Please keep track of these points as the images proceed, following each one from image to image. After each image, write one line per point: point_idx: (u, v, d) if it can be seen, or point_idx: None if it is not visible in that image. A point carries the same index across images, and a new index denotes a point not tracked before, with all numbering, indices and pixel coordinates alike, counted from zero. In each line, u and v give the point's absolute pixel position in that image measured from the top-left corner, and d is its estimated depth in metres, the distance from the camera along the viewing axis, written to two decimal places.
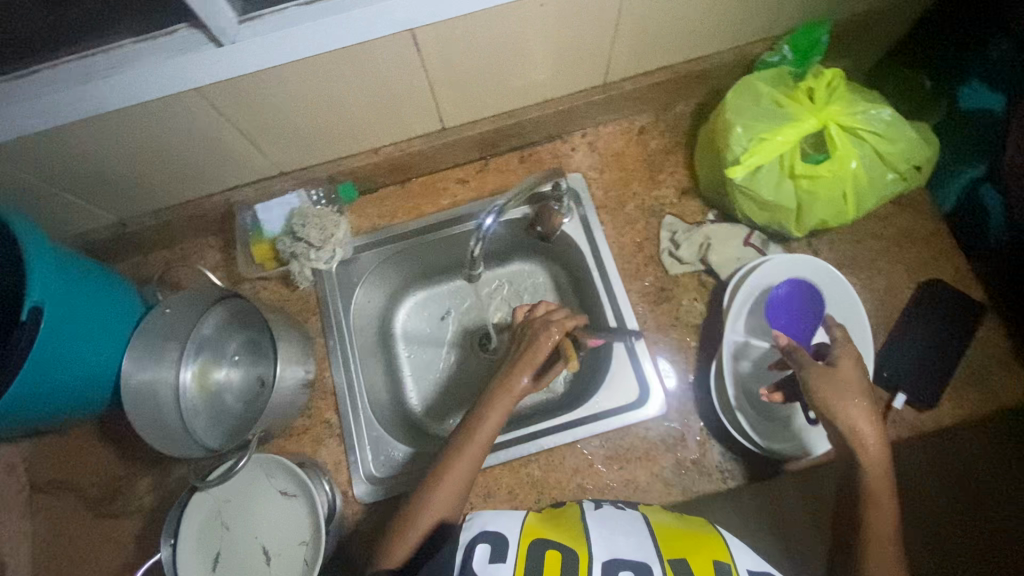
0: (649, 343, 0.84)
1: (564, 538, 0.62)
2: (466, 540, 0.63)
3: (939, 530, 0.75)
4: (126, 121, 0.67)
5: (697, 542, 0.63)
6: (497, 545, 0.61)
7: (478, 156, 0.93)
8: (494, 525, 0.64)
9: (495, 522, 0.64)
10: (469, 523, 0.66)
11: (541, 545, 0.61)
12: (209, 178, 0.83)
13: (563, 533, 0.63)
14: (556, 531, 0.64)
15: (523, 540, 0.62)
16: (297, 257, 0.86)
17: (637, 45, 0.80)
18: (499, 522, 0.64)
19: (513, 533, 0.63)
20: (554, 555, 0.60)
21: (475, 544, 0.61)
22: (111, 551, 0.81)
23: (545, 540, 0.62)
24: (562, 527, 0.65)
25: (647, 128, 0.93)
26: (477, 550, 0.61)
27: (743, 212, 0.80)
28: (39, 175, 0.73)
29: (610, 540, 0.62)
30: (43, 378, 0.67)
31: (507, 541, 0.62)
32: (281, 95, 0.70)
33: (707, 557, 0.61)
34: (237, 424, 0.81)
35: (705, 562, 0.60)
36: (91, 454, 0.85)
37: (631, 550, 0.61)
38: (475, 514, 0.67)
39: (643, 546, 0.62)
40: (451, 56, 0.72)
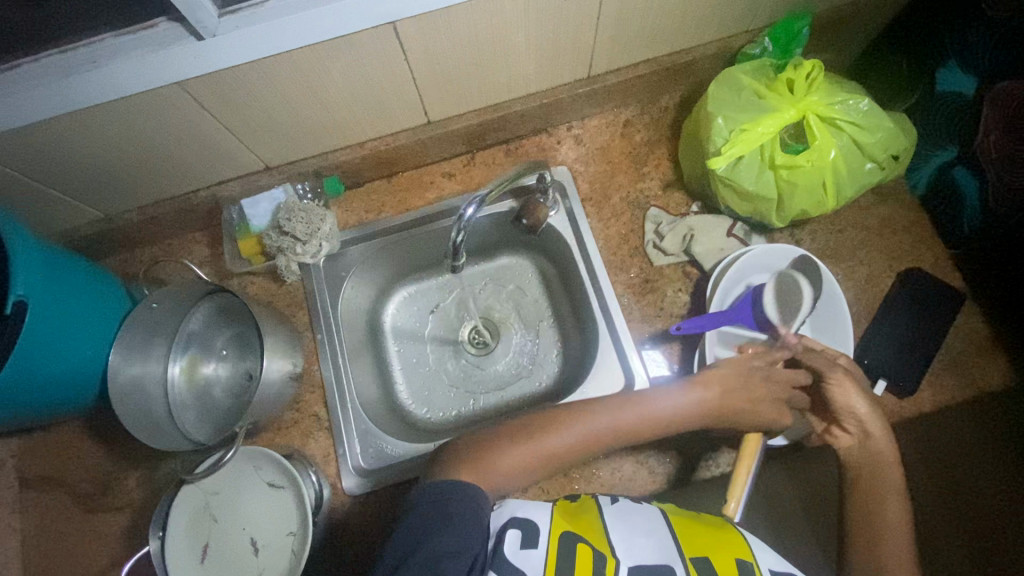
0: (634, 335, 0.85)
1: (592, 535, 0.62)
2: (495, 528, 0.62)
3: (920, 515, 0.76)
4: (109, 115, 0.68)
5: (717, 537, 0.64)
6: (528, 531, 0.61)
7: (463, 149, 0.94)
8: (525, 513, 0.63)
9: (526, 510, 0.63)
10: (499, 513, 0.65)
11: (570, 539, 0.60)
12: (196, 173, 0.83)
13: (587, 527, 0.63)
14: (583, 525, 0.63)
15: (553, 528, 0.61)
16: (283, 251, 0.86)
17: (620, 37, 0.80)
18: (529, 509, 0.64)
19: (543, 521, 0.62)
20: (584, 548, 0.59)
21: (505, 530, 0.61)
22: (102, 545, 0.81)
23: (575, 532, 0.61)
24: (584, 521, 0.64)
25: (632, 121, 0.94)
26: (507, 538, 0.60)
27: (726, 202, 0.81)
28: (24, 171, 0.73)
29: (633, 539, 0.62)
30: (29, 373, 0.67)
31: (538, 528, 0.61)
32: (264, 88, 0.70)
33: (729, 555, 0.61)
34: (226, 418, 0.81)
35: (728, 561, 0.60)
36: (80, 449, 0.85)
37: (652, 553, 0.61)
38: (503, 503, 0.67)
39: (665, 547, 0.62)
40: (435, 49, 0.73)
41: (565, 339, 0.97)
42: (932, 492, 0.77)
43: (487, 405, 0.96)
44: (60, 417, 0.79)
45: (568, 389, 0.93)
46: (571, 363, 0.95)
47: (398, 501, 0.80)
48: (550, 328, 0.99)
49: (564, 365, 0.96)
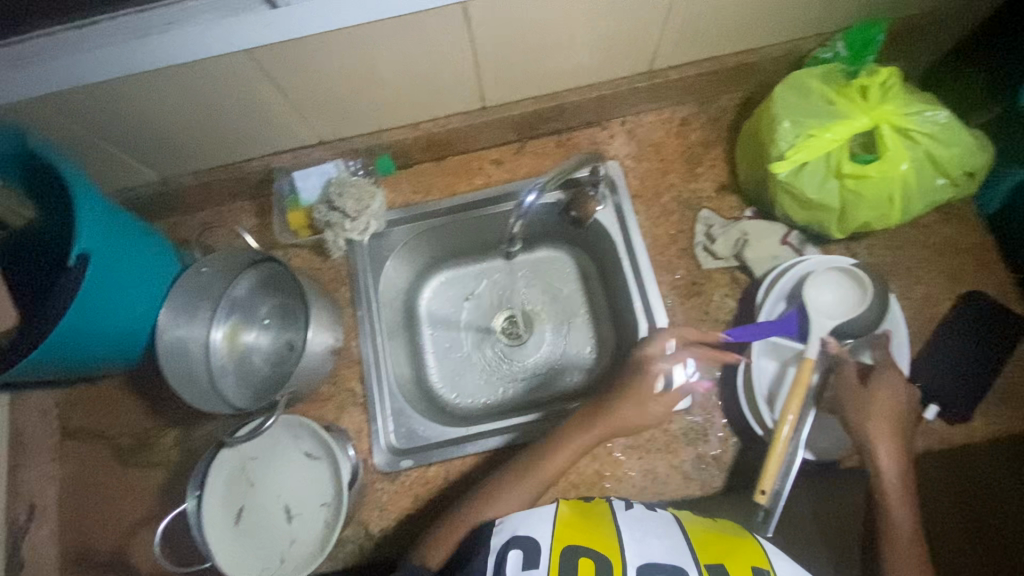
0: (676, 337, 0.83)
1: (595, 542, 0.64)
2: (498, 545, 0.65)
3: (946, 550, 0.73)
4: (177, 78, 0.68)
5: (732, 544, 0.64)
6: (528, 551, 0.63)
7: (515, 137, 0.93)
8: (525, 530, 0.65)
9: (527, 527, 0.65)
10: (503, 525, 0.67)
11: (572, 553, 0.62)
12: (250, 142, 0.83)
13: (593, 534, 0.65)
14: (587, 532, 0.65)
15: (555, 546, 0.63)
16: (331, 226, 0.86)
17: (688, 32, 0.78)
18: (530, 526, 0.65)
19: (544, 539, 0.64)
20: (586, 562, 0.61)
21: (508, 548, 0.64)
22: (137, 500, 0.83)
23: (576, 545, 0.63)
24: (593, 526, 0.66)
25: (688, 119, 0.92)
26: (511, 557, 0.63)
27: (783, 208, 0.79)
28: (89, 128, 0.74)
29: (642, 541, 0.64)
30: (85, 326, 0.69)
31: (539, 546, 0.63)
32: (329, 62, 0.70)
33: (745, 562, 0.62)
34: (264, 386, 0.82)
35: (742, 565, 0.62)
36: (122, 404, 0.87)
37: (665, 553, 0.63)
38: (504, 518, 0.68)
39: (677, 549, 0.63)
40: (500, 32, 0.72)
41: (599, 336, 0.97)
42: (977, 527, 0.74)
43: (517, 396, 0.95)
44: (106, 371, 0.81)
45: (601, 387, 0.92)
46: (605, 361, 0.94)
47: (426, 483, 0.80)
48: (585, 324, 0.98)
49: (597, 362, 0.95)
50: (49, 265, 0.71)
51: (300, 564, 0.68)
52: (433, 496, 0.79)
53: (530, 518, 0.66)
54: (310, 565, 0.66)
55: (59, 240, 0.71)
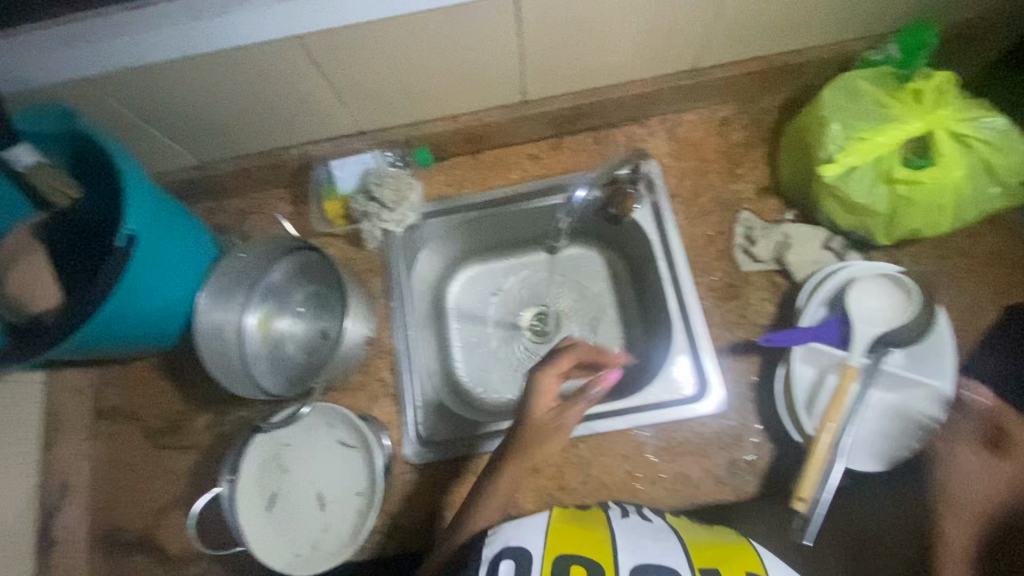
0: (713, 339, 0.82)
1: (592, 549, 0.59)
2: (488, 556, 0.59)
3: None
4: (226, 63, 0.68)
5: (728, 553, 0.61)
6: (520, 560, 0.57)
7: (552, 133, 0.92)
8: (516, 540, 0.60)
9: (519, 539, 0.60)
10: (491, 537, 0.62)
11: (566, 561, 0.57)
12: (291, 129, 0.84)
13: (586, 541, 0.60)
14: (580, 541, 0.60)
15: (547, 553, 0.58)
16: (368, 216, 0.87)
17: (736, 29, 0.77)
18: (522, 535, 0.60)
19: (536, 547, 0.59)
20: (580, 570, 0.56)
21: (497, 560, 0.58)
22: (167, 482, 0.84)
23: (570, 552, 0.58)
24: (586, 533, 0.62)
25: (729, 120, 0.90)
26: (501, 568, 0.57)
27: (827, 211, 0.78)
28: (136, 110, 0.74)
29: (640, 549, 0.60)
30: (127, 307, 0.69)
31: (530, 554, 0.58)
32: (376, 51, 0.70)
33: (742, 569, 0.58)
34: (298, 373, 0.83)
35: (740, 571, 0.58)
36: (155, 387, 0.88)
37: (662, 556, 0.59)
38: (495, 528, 0.63)
39: (673, 551, 0.60)
40: (548, 25, 0.71)
41: (629, 337, 0.96)
42: None
43: None
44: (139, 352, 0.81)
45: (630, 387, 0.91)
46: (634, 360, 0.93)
47: (455, 476, 0.80)
48: (614, 323, 0.97)
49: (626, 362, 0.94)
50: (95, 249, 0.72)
51: (334, 551, 0.68)
52: (461, 490, 0.79)
53: (520, 528, 0.61)
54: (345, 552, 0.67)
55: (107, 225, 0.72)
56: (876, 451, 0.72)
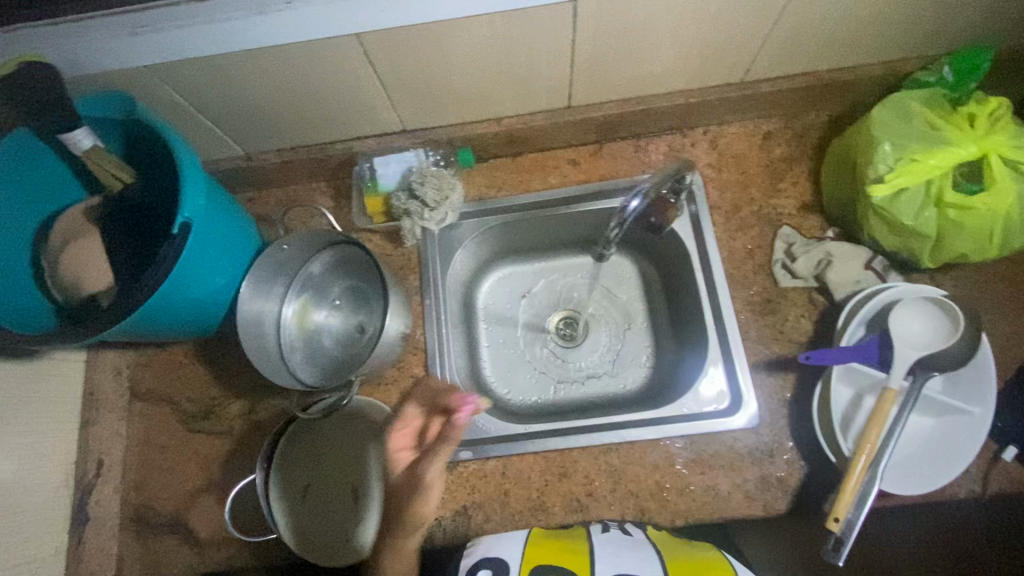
0: (748, 353, 0.82)
1: (568, 561, 0.64)
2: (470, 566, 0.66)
3: None
4: (283, 57, 0.69)
5: (706, 565, 0.64)
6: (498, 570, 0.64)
7: (593, 139, 0.92)
8: (496, 553, 0.66)
9: (498, 551, 0.66)
10: (475, 548, 0.69)
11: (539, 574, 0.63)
12: (339, 125, 0.85)
13: (564, 554, 0.65)
14: (556, 552, 0.66)
15: (524, 566, 0.64)
16: (409, 214, 0.88)
17: (790, 44, 0.77)
18: (500, 548, 0.67)
19: (514, 559, 0.65)
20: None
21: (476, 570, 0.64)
22: (199, 466, 0.85)
23: (546, 563, 0.64)
24: (563, 548, 0.67)
25: (772, 134, 0.90)
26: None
27: (872, 230, 0.77)
28: (190, 100, 0.75)
29: (616, 559, 0.64)
30: (176, 294, 0.70)
31: (508, 566, 0.64)
32: (432, 52, 0.71)
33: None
34: (334, 366, 0.84)
35: None
36: (192, 372, 0.89)
37: (638, 566, 0.63)
38: (478, 542, 0.70)
39: (649, 563, 0.64)
40: (602, 33, 0.71)
41: (658, 346, 0.96)
42: None
43: (569, 397, 0.95)
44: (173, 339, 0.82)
45: (659, 397, 0.91)
46: (663, 370, 0.94)
47: (483, 476, 0.80)
48: (644, 331, 0.98)
49: (654, 372, 0.94)
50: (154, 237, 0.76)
51: (364, 545, 0.71)
52: (489, 490, 0.79)
53: (501, 542, 0.68)
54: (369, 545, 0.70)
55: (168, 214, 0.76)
56: (913, 478, 0.71)
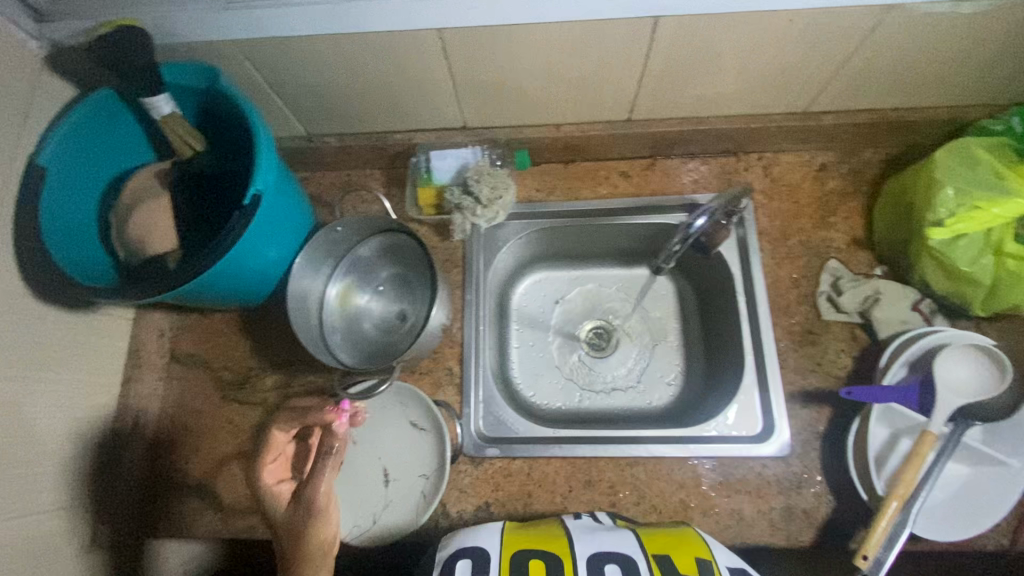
0: (784, 382, 0.82)
1: (547, 545, 0.66)
2: (444, 557, 0.66)
3: None
4: (363, 45, 0.71)
5: (678, 541, 0.67)
6: (479, 559, 0.64)
7: (647, 154, 0.92)
8: (472, 542, 0.67)
9: (475, 539, 0.67)
10: (451, 539, 0.69)
11: (522, 557, 0.64)
12: (403, 115, 0.86)
13: (541, 540, 0.67)
14: (534, 540, 0.67)
15: (504, 554, 0.65)
16: (461, 210, 0.89)
17: (858, 78, 0.78)
18: (477, 537, 0.68)
19: (494, 548, 0.66)
20: (537, 563, 0.63)
21: (456, 559, 0.64)
22: (228, 433, 0.87)
23: (526, 550, 0.65)
24: (538, 535, 0.68)
25: (827, 166, 0.90)
26: (458, 566, 0.64)
27: (923, 272, 0.77)
28: (267, 77, 0.78)
29: (592, 540, 0.67)
30: (237, 260, 0.71)
31: (490, 555, 0.65)
32: (507, 54, 0.73)
33: (690, 555, 0.64)
34: (373, 349, 0.86)
35: (688, 560, 0.63)
36: (232, 341, 0.91)
37: (617, 546, 0.66)
38: (454, 534, 0.70)
39: (627, 541, 0.66)
40: (674, 52, 0.73)
41: (688, 365, 0.96)
42: None
43: (594, 407, 0.95)
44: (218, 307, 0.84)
45: (686, 417, 0.91)
46: (692, 391, 0.94)
47: (508, 475, 0.80)
48: (676, 349, 0.97)
49: (681, 392, 0.94)
50: (216, 205, 0.78)
51: (391, 528, 0.73)
52: (512, 490, 0.80)
53: (477, 532, 0.69)
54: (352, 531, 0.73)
55: (230, 185, 0.78)
56: (943, 525, 0.71)
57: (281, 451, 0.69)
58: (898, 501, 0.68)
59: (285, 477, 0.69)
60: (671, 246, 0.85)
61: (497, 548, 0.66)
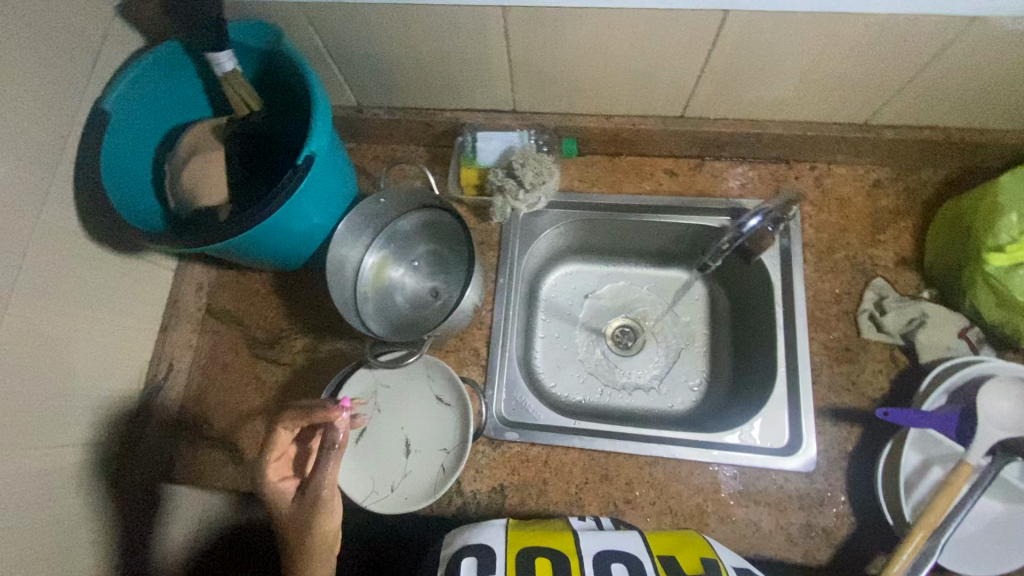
0: (816, 397, 0.80)
1: (552, 543, 0.66)
2: (450, 555, 0.65)
3: None
4: (426, 18, 0.71)
5: (682, 543, 0.66)
6: (484, 558, 0.63)
7: (696, 153, 0.91)
8: (477, 539, 0.66)
9: (480, 537, 0.66)
10: (456, 536, 0.68)
11: (529, 555, 0.63)
12: (455, 93, 0.86)
13: (547, 539, 0.67)
14: (540, 538, 0.67)
15: (510, 552, 0.64)
16: (503, 192, 0.88)
17: (928, 92, 0.75)
18: (481, 535, 0.67)
19: (499, 545, 0.65)
20: (544, 561, 0.63)
21: (461, 556, 0.64)
22: (254, 390, 0.88)
23: (532, 548, 0.64)
24: (543, 534, 0.68)
25: (882, 182, 0.87)
26: (465, 564, 0.63)
27: (976, 298, 0.74)
28: (328, 43, 0.79)
29: (597, 537, 0.66)
30: (282, 219, 0.72)
31: (494, 552, 0.64)
32: (570, 38, 0.72)
33: (695, 555, 0.64)
34: (403, 322, 0.87)
35: (692, 559, 0.63)
36: (266, 301, 0.93)
37: (623, 545, 0.65)
38: (458, 531, 0.69)
39: (633, 543, 0.65)
40: (741, 49, 0.71)
41: (714, 371, 0.94)
42: None
43: (614, 404, 0.94)
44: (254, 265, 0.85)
45: (707, 424, 0.90)
46: (716, 397, 0.92)
47: (525, 460, 0.80)
48: (702, 353, 0.96)
49: (705, 397, 0.93)
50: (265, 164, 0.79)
51: (408, 497, 0.73)
52: (527, 475, 0.80)
53: (481, 530, 0.68)
54: (369, 497, 0.74)
55: (278, 145, 0.79)
56: (970, 560, 0.68)
57: (284, 450, 0.69)
58: (926, 530, 0.66)
59: (288, 475, 0.69)
60: (720, 244, 0.88)
61: (502, 545, 0.65)
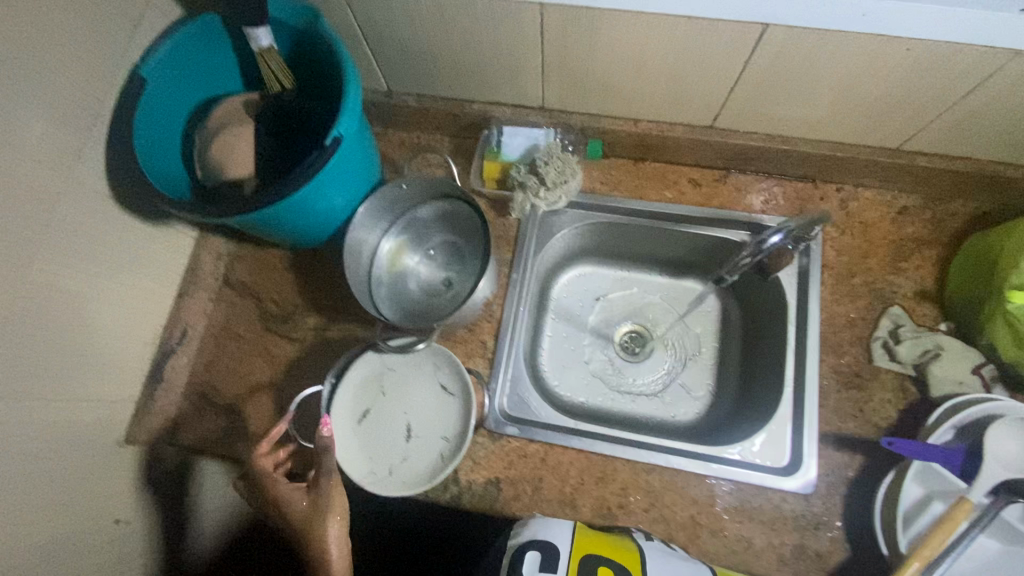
0: (820, 420, 0.79)
1: (619, 560, 0.66)
2: (516, 546, 0.67)
3: None
4: (463, 8, 0.71)
5: None
6: (547, 556, 0.65)
7: (722, 165, 0.90)
8: (545, 536, 0.67)
9: (547, 534, 0.67)
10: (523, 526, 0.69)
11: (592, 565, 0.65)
12: (485, 86, 0.86)
13: (615, 553, 0.67)
14: (606, 548, 0.67)
15: (573, 555, 0.66)
16: (524, 189, 0.89)
17: (966, 122, 0.73)
18: (550, 532, 0.68)
19: (564, 546, 0.66)
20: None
21: (525, 549, 0.66)
22: (263, 363, 0.90)
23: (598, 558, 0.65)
24: (612, 546, 0.68)
25: (909, 210, 0.86)
26: (528, 558, 0.65)
27: (993, 335, 0.73)
28: (363, 27, 0.79)
29: (665, 564, 0.66)
30: (306, 198, 0.72)
31: (558, 555, 0.65)
32: (607, 39, 0.72)
33: None
34: (414, 309, 0.87)
35: None
36: (282, 277, 0.94)
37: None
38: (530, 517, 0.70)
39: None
40: (779, 63, 0.70)
41: (719, 385, 0.94)
42: None
43: (616, 409, 0.94)
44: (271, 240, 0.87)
45: (708, 437, 0.90)
46: (718, 412, 0.92)
47: (522, 456, 0.81)
48: (708, 366, 0.96)
49: (707, 410, 0.93)
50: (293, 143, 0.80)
51: (406, 481, 0.74)
52: (524, 471, 0.80)
53: (551, 525, 0.69)
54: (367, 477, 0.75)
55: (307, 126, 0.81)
56: None
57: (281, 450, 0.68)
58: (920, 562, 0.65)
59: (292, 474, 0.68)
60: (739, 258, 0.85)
61: (567, 546, 0.67)
